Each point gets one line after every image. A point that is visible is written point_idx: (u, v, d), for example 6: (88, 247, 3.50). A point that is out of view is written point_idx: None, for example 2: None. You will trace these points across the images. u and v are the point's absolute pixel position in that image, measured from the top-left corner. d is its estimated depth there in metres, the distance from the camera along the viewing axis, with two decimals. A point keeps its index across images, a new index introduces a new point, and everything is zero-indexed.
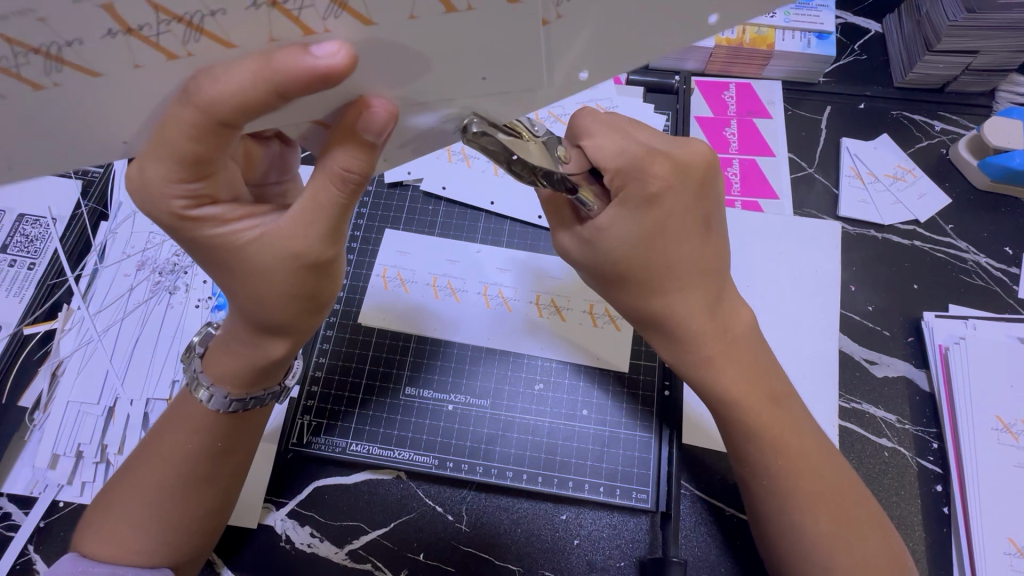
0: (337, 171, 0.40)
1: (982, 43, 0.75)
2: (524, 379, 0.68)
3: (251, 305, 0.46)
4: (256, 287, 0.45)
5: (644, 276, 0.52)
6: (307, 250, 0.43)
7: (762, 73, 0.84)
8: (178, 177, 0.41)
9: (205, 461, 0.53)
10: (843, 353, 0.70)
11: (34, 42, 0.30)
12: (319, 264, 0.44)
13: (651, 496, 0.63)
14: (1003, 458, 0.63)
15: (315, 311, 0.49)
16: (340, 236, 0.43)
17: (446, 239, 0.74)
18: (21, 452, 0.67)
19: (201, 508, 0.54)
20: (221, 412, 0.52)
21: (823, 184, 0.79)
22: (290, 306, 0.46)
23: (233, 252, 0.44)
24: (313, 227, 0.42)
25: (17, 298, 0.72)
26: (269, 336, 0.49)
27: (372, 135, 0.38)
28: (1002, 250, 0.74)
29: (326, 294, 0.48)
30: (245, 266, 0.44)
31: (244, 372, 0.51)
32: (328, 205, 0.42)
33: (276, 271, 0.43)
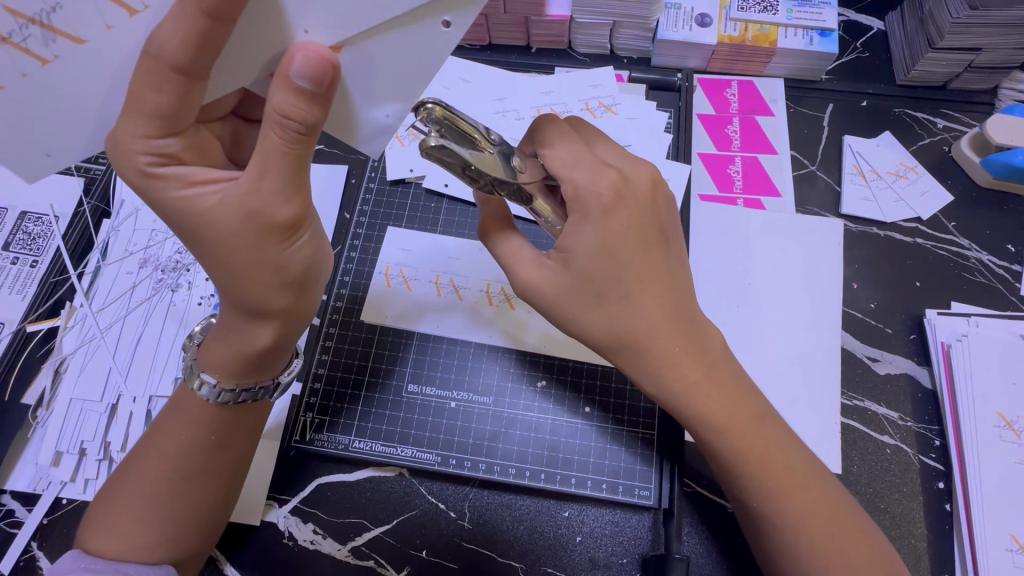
0: (277, 118, 0.40)
1: (985, 41, 0.74)
2: (525, 376, 0.68)
3: (230, 285, 0.47)
4: (223, 255, 0.46)
5: (614, 296, 0.51)
6: (266, 205, 0.44)
7: (764, 71, 0.84)
8: (149, 133, 0.41)
9: (204, 453, 0.53)
10: (845, 351, 0.71)
11: (28, 12, 0.36)
12: (277, 223, 0.44)
13: (654, 492, 0.63)
14: (1005, 454, 0.63)
15: (296, 289, 0.50)
16: (297, 187, 0.44)
17: (448, 237, 0.74)
18: (25, 449, 0.67)
19: (199, 502, 0.53)
20: (212, 402, 0.53)
21: (825, 182, 0.79)
22: (265, 279, 0.47)
23: (194, 212, 0.44)
24: (271, 179, 0.43)
25: (19, 295, 0.72)
26: (256, 320, 0.50)
27: (307, 80, 0.39)
28: (1004, 247, 0.74)
29: (295, 262, 0.48)
30: (209, 227, 0.44)
31: (235, 362, 0.51)
32: (274, 153, 0.42)
33: (237, 229, 0.44)
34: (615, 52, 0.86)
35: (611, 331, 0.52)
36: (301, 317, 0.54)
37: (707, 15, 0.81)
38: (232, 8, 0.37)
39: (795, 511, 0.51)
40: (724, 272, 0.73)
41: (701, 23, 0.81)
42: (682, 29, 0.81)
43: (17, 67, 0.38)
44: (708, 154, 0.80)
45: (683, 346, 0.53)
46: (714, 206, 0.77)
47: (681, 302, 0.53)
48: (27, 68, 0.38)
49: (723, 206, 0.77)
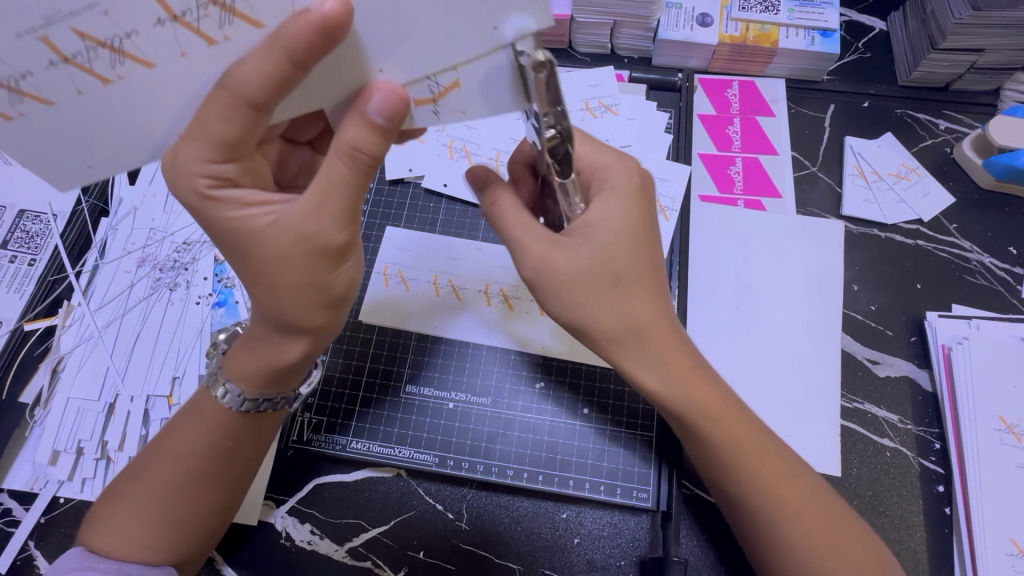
0: (348, 149, 0.41)
1: (987, 41, 0.74)
2: (525, 377, 0.68)
3: (270, 302, 0.47)
4: (267, 273, 0.45)
5: (628, 279, 0.50)
6: (320, 232, 0.43)
7: (765, 71, 0.83)
8: (209, 158, 0.41)
9: (223, 453, 0.53)
10: (846, 353, 0.70)
11: (99, 35, 0.35)
12: (329, 249, 0.44)
13: (652, 495, 0.62)
14: (1004, 458, 0.63)
15: (334, 308, 0.49)
16: (353, 216, 0.44)
17: (446, 237, 0.74)
18: (23, 448, 0.67)
19: (215, 502, 0.54)
20: (235, 410, 0.52)
21: (826, 183, 0.78)
22: (306, 298, 0.46)
23: (247, 232, 0.44)
24: (331, 206, 0.42)
25: (17, 294, 0.72)
26: (288, 334, 0.49)
27: (384, 118, 0.40)
28: (1006, 249, 0.74)
29: (338, 285, 0.47)
30: (260, 249, 0.44)
31: (264, 374, 0.51)
32: (340, 184, 0.42)
33: (289, 252, 0.43)
34: (615, 52, 0.85)
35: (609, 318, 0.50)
36: (332, 331, 0.53)
37: (708, 15, 0.81)
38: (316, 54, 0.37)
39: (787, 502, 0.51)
40: (724, 273, 0.73)
41: (702, 23, 0.80)
42: (683, 28, 0.80)
43: (75, 84, 0.37)
44: (709, 154, 0.80)
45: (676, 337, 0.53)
46: (715, 206, 0.76)
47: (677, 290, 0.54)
48: (86, 86, 0.37)
49: (723, 207, 0.76)
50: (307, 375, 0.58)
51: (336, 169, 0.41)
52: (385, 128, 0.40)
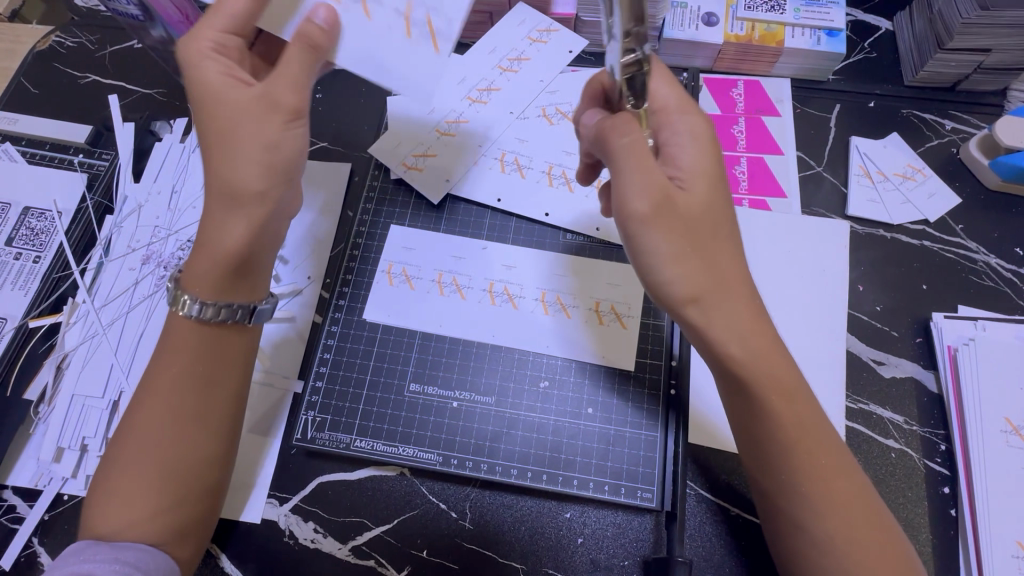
0: (305, 33, 0.48)
1: (994, 42, 0.74)
2: (529, 376, 0.67)
3: (214, 165, 0.49)
4: (233, 140, 0.49)
5: (714, 241, 0.49)
6: (276, 86, 0.49)
7: (771, 71, 0.83)
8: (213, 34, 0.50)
9: (192, 393, 0.52)
10: (851, 354, 0.70)
11: None
12: (289, 109, 0.49)
13: (657, 495, 0.62)
14: (1011, 459, 0.63)
15: (281, 177, 0.50)
16: (308, 89, 0.50)
17: (451, 235, 0.74)
18: (26, 445, 0.67)
19: (192, 453, 0.52)
20: (196, 317, 0.52)
21: (831, 183, 0.78)
22: (248, 152, 0.49)
23: (208, 87, 0.49)
24: (290, 74, 0.49)
25: (22, 291, 0.72)
26: (229, 214, 0.50)
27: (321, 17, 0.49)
28: (1012, 250, 0.74)
29: (293, 150, 0.50)
30: (214, 100, 0.49)
31: (214, 267, 0.51)
32: (288, 60, 0.48)
33: (242, 98, 0.49)
34: None
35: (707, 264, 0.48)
36: (274, 236, 0.53)
37: (714, 14, 0.80)
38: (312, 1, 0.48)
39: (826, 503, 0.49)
40: None
41: (707, 22, 0.80)
42: (689, 28, 0.80)
43: None
44: None
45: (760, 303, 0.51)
46: None
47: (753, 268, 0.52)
48: None
49: None
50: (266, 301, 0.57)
51: (297, 58, 0.48)
52: (331, 30, 0.50)
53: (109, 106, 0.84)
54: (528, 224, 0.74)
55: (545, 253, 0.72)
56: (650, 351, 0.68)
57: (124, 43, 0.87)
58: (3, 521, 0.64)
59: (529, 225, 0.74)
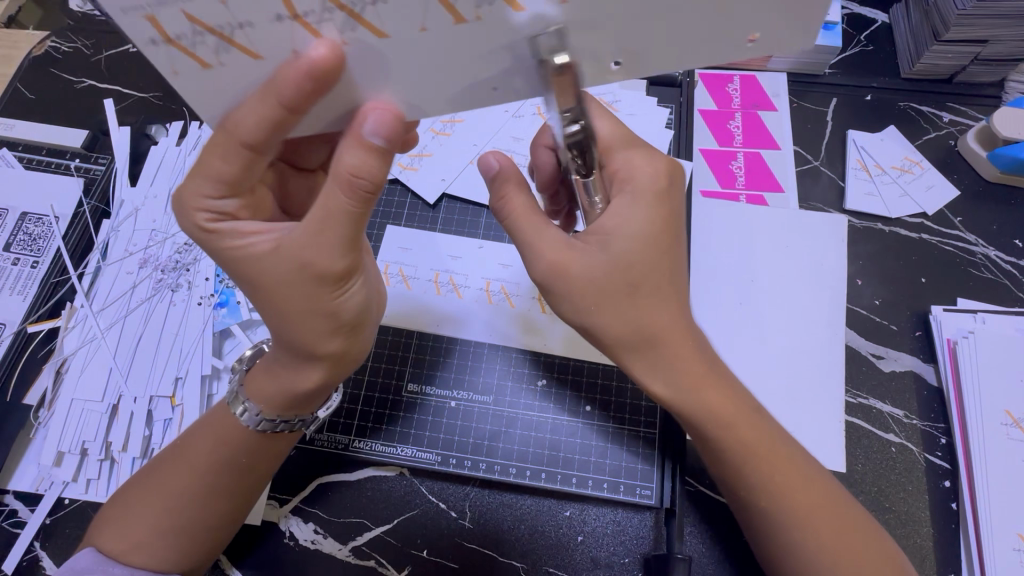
0: (346, 177, 0.40)
1: (991, 32, 0.73)
2: (526, 374, 0.67)
3: (281, 327, 0.47)
4: (277, 302, 0.45)
5: (646, 288, 0.47)
6: (319, 259, 0.42)
7: (767, 65, 0.83)
8: (210, 193, 0.44)
9: (230, 476, 0.53)
10: (850, 348, 0.70)
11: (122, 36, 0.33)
12: (330, 274, 0.43)
13: (656, 492, 0.62)
14: (1012, 452, 0.62)
15: (348, 334, 0.49)
16: (354, 249, 0.43)
17: (447, 235, 0.74)
18: (28, 450, 0.67)
19: (212, 519, 0.53)
20: (253, 429, 0.53)
21: (829, 177, 0.78)
22: (314, 324, 0.46)
23: (247, 260, 0.44)
24: (328, 235, 0.42)
25: (20, 296, 0.72)
26: (306, 362, 0.49)
27: (381, 138, 0.39)
28: (1011, 242, 0.73)
29: (347, 309, 0.47)
30: (263, 274, 0.44)
31: (281, 398, 0.51)
32: (337, 212, 0.41)
33: (291, 278, 0.43)
34: None
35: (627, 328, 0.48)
36: (350, 359, 0.52)
37: None
38: (371, 159, 0.40)
39: (809, 508, 0.51)
40: (727, 269, 0.73)
41: None
42: None
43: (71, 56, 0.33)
44: (709, 150, 0.79)
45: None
46: (716, 202, 0.76)
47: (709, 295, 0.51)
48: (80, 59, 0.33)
49: (725, 202, 0.76)
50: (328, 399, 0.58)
51: (341, 206, 0.41)
52: (389, 150, 0.40)
53: (104, 110, 0.84)
54: None
55: None
56: None
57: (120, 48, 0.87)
58: (5, 526, 0.64)
59: None
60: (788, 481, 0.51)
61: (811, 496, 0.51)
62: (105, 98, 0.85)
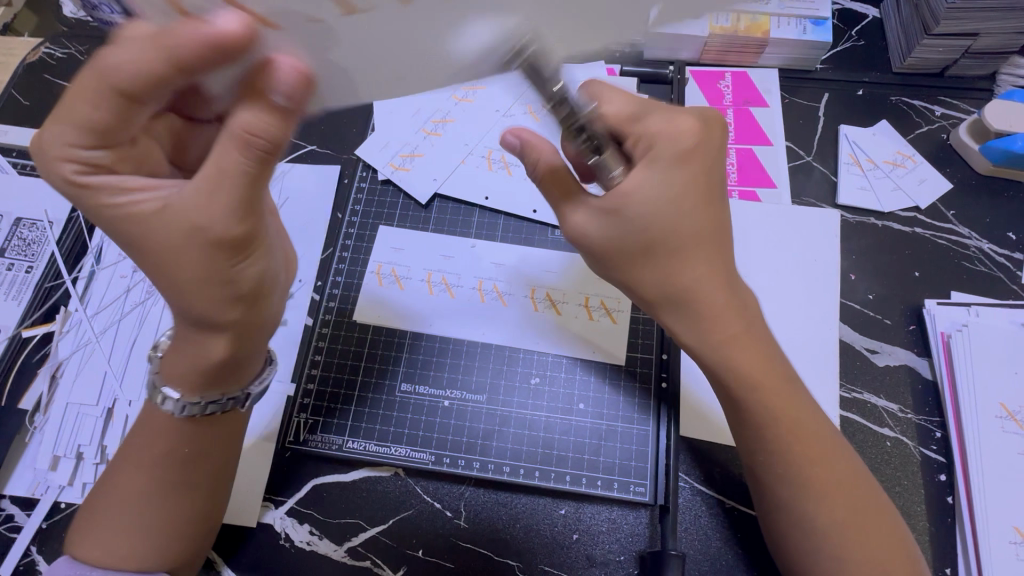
0: (241, 133, 0.40)
1: (981, 25, 0.73)
2: (520, 373, 0.67)
3: (171, 293, 0.46)
4: (168, 268, 0.44)
5: (665, 247, 0.49)
6: (212, 222, 0.42)
7: (758, 61, 0.83)
8: (78, 143, 0.42)
9: (175, 467, 0.53)
10: (844, 343, 0.70)
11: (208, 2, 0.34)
12: (227, 240, 0.43)
13: (650, 489, 0.62)
14: (1007, 445, 0.62)
15: (249, 303, 0.48)
16: (251, 206, 0.43)
17: (439, 234, 0.74)
18: (23, 455, 0.67)
19: (182, 514, 0.53)
20: (180, 416, 0.52)
21: (821, 172, 0.78)
22: (213, 292, 0.45)
23: (132, 222, 0.43)
24: (214, 193, 0.42)
25: (15, 301, 0.73)
26: (207, 331, 0.48)
27: (283, 96, 0.38)
28: (1005, 235, 0.73)
29: (245, 279, 0.46)
30: (150, 238, 0.44)
31: (196, 375, 0.50)
32: (234, 172, 0.41)
33: (182, 243, 0.43)
34: None
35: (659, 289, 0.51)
36: (260, 326, 0.52)
37: None
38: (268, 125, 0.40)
39: (816, 504, 0.50)
40: None
41: None
42: None
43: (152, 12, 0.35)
44: None
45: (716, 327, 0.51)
46: None
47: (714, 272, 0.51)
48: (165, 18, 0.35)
49: None
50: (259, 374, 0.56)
51: (229, 154, 0.41)
52: (292, 107, 0.38)
53: None
54: (517, 221, 0.74)
55: (534, 250, 0.72)
56: (641, 345, 0.68)
57: None
58: (2, 530, 0.64)
59: (518, 222, 0.74)
60: (798, 474, 0.51)
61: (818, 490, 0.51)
62: None
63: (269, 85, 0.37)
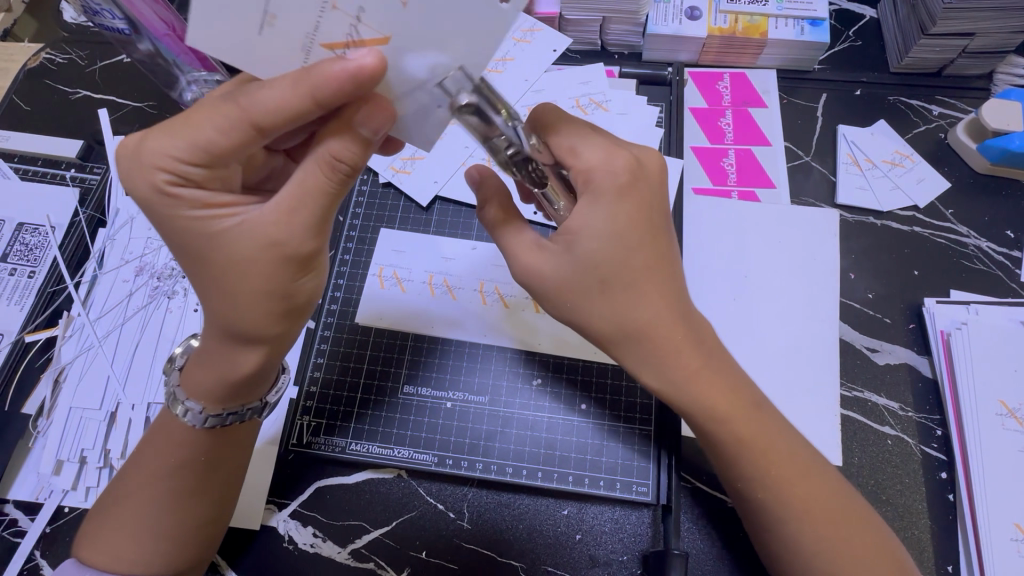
0: (327, 158, 0.42)
1: (978, 25, 0.74)
2: (522, 374, 0.68)
3: (221, 306, 0.46)
4: (228, 282, 0.45)
5: (618, 283, 0.49)
6: (291, 238, 0.43)
7: (756, 62, 0.83)
8: (177, 155, 0.41)
9: (192, 476, 0.53)
10: (844, 342, 0.70)
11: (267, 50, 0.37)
12: (298, 256, 0.44)
13: (652, 489, 0.62)
14: (1006, 442, 0.62)
15: (292, 318, 0.49)
16: (319, 233, 0.44)
17: (440, 237, 0.74)
18: (27, 459, 0.67)
19: (191, 520, 0.53)
20: (198, 428, 0.52)
21: (820, 172, 0.78)
22: (269, 308, 0.46)
23: (216, 235, 0.44)
24: (303, 213, 0.43)
25: (18, 306, 0.73)
26: (243, 344, 0.48)
27: (368, 130, 0.40)
28: (1003, 233, 0.74)
29: (304, 296, 0.48)
30: (225, 252, 0.44)
31: (219, 387, 0.50)
32: (314, 189, 0.43)
33: (258, 258, 0.44)
34: (606, 48, 0.85)
35: (609, 325, 0.50)
36: (290, 341, 0.52)
37: (697, 8, 0.81)
38: (348, 148, 0.42)
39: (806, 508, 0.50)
40: (721, 265, 0.73)
41: (691, 16, 0.80)
42: (672, 22, 0.80)
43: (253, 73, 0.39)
44: (701, 148, 0.80)
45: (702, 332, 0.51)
46: (709, 199, 0.76)
47: (677, 302, 0.50)
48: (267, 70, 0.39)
49: (717, 199, 0.76)
50: (276, 383, 0.57)
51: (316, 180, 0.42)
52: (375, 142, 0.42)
53: (99, 119, 0.84)
54: None
55: None
56: None
57: (113, 58, 0.88)
58: (5, 535, 0.64)
59: None
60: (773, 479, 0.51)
61: (810, 490, 0.51)
62: (99, 108, 0.85)
63: (328, 92, 0.37)
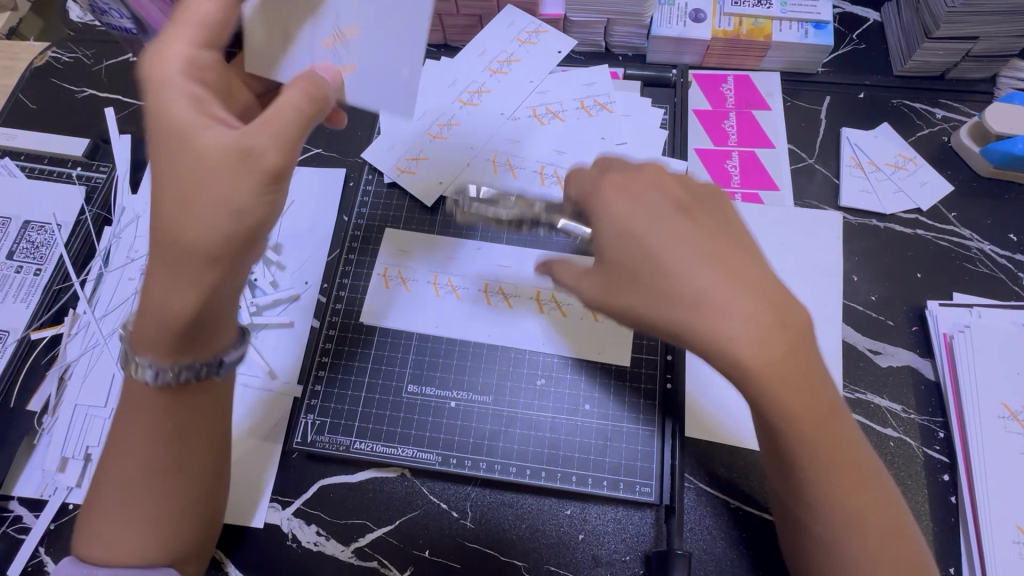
0: (311, 83, 0.49)
1: (982, 29, 0.74)
2: (525, 374, 0.68)
3: (173, 221, 0.45)
4: (187, 187, 0.45)
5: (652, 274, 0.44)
6: (259, 146, 0.45)
7: (760, 64, 0.84)
8: (197, 39, 0.49)
9: (166, 454, 0.51)
10: (847, 343, 0.70)
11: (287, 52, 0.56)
12: (260, 165, 0.45)
13: (655, 489, 0.63)
14: (1009, 444, 0.63)
15: (240, 250, 0.46)
16: (291, 148, 0.46)
17: (445, 237, 0.74)
18: (31, 455, 0.68)
19: (179, 503, 0.53)
20: (147, 380, 0.50)
21: (824, 175, 0.79)
22: (217, 223, 0.44)
23: (188, 136, 0.45)
24: (272, 127, 0.46)
25: (23, 304, 0.73)
26: (183, 273, 0.46)
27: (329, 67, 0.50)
28: (1006, 237, 0.74)
29: (251, 222, 0.46)
30: (194, 152, 0.45)
31: (161, 329, 0.48)
32: (289, 106, 0.47)
33: (221, 159, 0.45)
34: (611, 50, 0.86)
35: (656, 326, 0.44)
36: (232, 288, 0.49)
37: (702, 11, 0.81)
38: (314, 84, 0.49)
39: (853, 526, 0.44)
40: None
41: (695, 19, 0.81)
42: (677, 24, 0.80)
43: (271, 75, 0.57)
44: (705, 150, 0.80)
45: (770, 328, 0.41)
46: None
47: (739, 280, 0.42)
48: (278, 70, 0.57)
49: None
50: (230, 346, 0.54)
51: (295, 100, 0.47)
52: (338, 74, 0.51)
53: (105, 118, 0.85)
54: None
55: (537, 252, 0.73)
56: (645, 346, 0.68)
57: (119, 57, 0.88)
58: (10, 531, 0.65)
59: None
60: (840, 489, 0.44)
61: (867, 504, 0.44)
62: (105, 107, 0.85)
63: None
